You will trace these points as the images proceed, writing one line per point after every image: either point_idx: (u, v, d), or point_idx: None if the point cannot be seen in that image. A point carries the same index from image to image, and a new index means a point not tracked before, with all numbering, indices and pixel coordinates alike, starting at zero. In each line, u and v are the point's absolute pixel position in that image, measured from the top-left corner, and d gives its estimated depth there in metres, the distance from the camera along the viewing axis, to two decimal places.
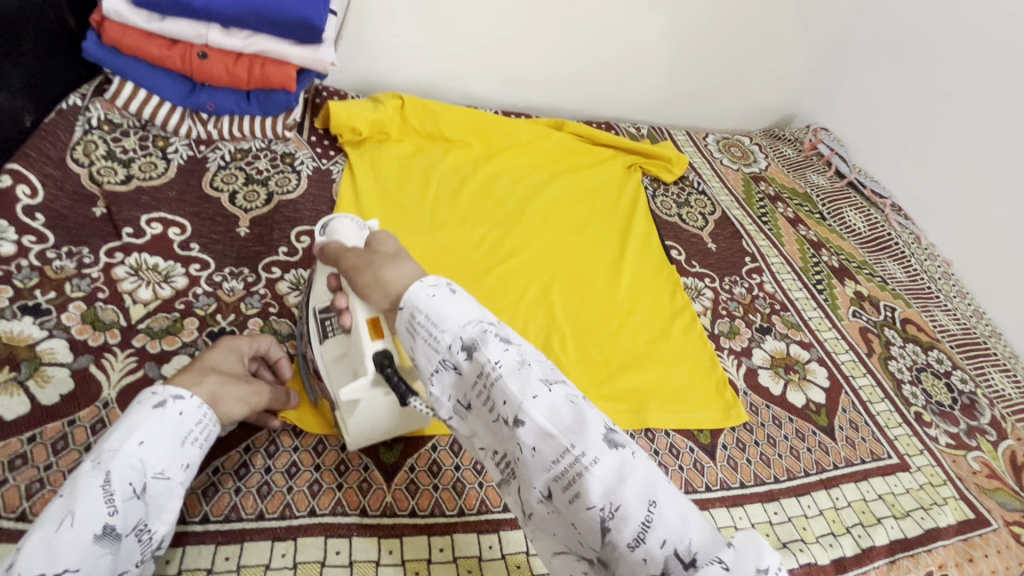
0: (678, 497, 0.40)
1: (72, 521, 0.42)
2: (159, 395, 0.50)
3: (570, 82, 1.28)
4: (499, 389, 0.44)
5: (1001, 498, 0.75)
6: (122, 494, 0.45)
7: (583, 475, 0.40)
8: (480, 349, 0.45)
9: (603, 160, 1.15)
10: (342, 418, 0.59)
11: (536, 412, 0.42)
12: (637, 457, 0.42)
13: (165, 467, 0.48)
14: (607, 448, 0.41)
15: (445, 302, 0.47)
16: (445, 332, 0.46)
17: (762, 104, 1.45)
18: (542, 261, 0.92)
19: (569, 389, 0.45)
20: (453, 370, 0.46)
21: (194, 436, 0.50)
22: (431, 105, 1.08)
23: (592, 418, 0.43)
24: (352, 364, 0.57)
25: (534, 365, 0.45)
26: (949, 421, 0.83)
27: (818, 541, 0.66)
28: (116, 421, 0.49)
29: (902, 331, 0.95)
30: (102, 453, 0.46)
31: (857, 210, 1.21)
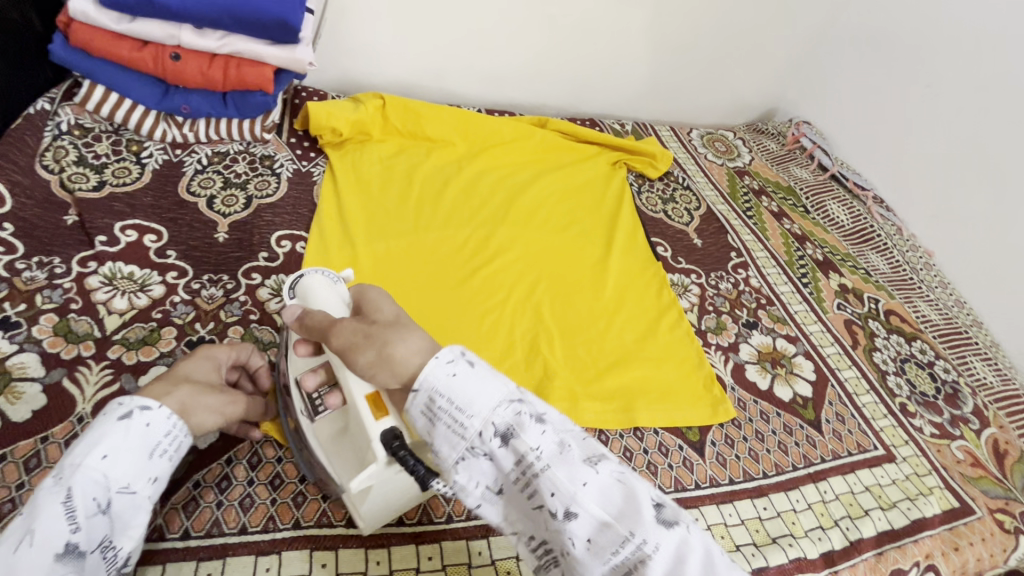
0: (731, 567, 0.42)
1: (31, 541, 0.40)
2: (125, 405, 0.47)
3: (554, 79, 1.27)
4: (545, 478, 0.42)
5: (985, 487, 0.76)
6: (83, 511, 0.43)
7: (644, 561, 0.40)
8: (517, 435, 0.43)
9: (588, 157, 1.15)
10: (350, 501, 0.54)
11: (587, 499, 0.41)
12: (689, 531, 0.42)
13: (130, 482, 0.45)
14: (663, 529, 0.41)
15: (468, 382, 0.45)
16: (474, 419, 0.43)
17: (745, 98, 1.46)
18: (529, 262, 0.91)
19: (612, 463, 0.44)
20: (486, 458, 0.44)
21: (163, 449, 0.48)
22: (413, 104, 1.06)
23: (641, 496, 0.42)
24: (357, 450, 0.52)
25: (575, 446, 0.44)
26: (933, 411, 0.84)
27: (807, 535, 0.66)
28: (81, 433, 0.46)
29: (886, 322, 0.96)
30: (64, 469, 0.43)
31: (840, 202, 1.22)
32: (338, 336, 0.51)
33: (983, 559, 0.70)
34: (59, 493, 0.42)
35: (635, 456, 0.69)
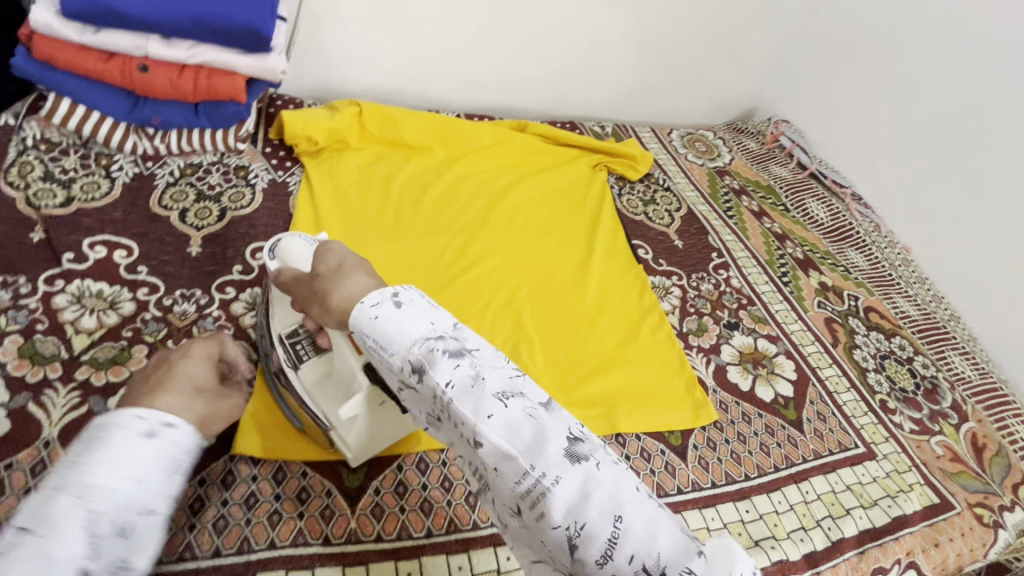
0: (650, 509, 0.36)
1: (44, 567, 0.33)
2: (146, 421, 0.42)
3: (532, 82, 1.27)
4: (454, 411, 0.40)
5: (965, 481, 0.76)
6: (102, 535, 0.36)
7: (545, 495, 0.36)
8: (428, 371, 0.41)
9: (568, 161, 1.15)
10: (338, 435, 0.59)
11: (492, 432, 0.39)
12: (605, 470, 0.37)
13: (154, 503, 0.39)
14: (569, 464, 0.37)
15: (388, 322, 0.44)
16: (393, 354, 0.43)
17: (724, 98, 1.46)
18: (508, 269, 0.91)
19: (530, 399, 0.40)
20: (410, 388, 0.44)
21: (186, 466, 0.43)
22: (390, 111, 1.06)
23: (554, 432, 0.38)
24: (342, 386, 0.57)
25: (488, 379, 0.41)
26: (913, 407, 0.84)
27: (790, 536, 0.66)
28: (83, 449, 0.39)
29: (865, 319, 0.97)
30: (82, 486, 0.37)
31: (819, 200, 1.23)
32: (302, 289, 0.54)
33: (963, 555, 0.70)
34: (81, 514, 0.36)
35: None
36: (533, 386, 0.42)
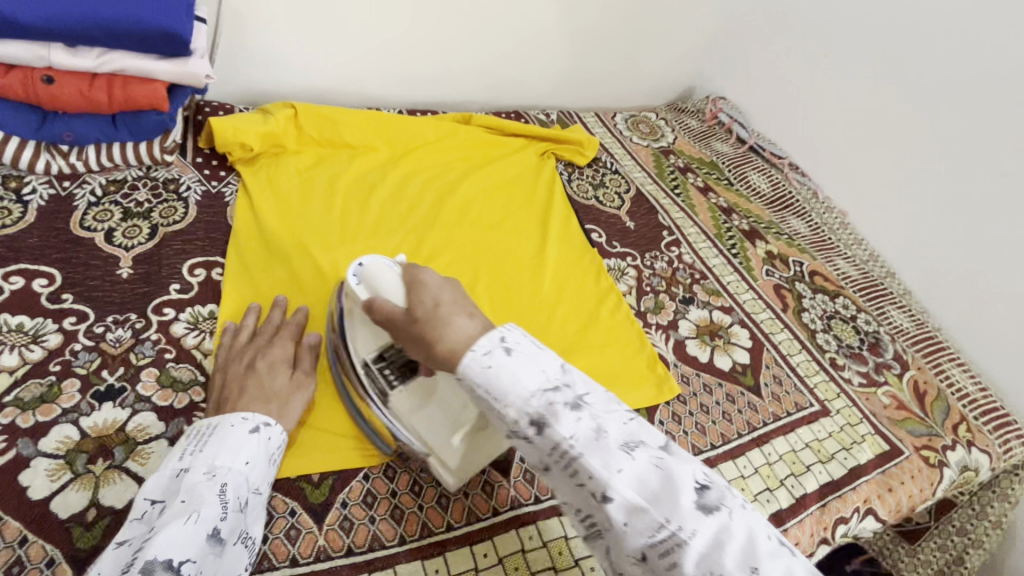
0: (781, 558, 0.41)
1: (196, 518, 0.48)
2: (252, 421, 0.58)
3: (473, 74, 1.25)
4: (580, 464, 0.44)
5: (911, 427, 0.81)
6: (232, 504, 0.51)
7: (682, 546, 0.41)
8: (551, 424, 0.45)
9: (515, 151, 1.14)
10: (442, 458, 0.62)
11: (624, 486, 0.43)
12: (735, 517, 0.43)
13: (260, 484, 0.55)
14: (703, 516, 0.42)
15: (503, 374, 0.47)
16: (510, 407, 0.46)
17: (663, 79, 1.49)
18: (464, 262, 0.90)
19: (650, 447, 0.45)
20: (525, 440, 0.47)
21: (275, 457, 0.58)
22: (327, 111, 1.02)
23: (682, 482, 0.43)
24: (446, 413, 0.62)
25: (610, 432, 0.45)
26: (859, 361, 0.88)
27: (756, 499, 0.68)
28: (203, 439, 0.55)
29: (811, 283, 1.01)
30: (213, 466, 0.52)
31: (760, 172, 1.27)
32: (402, 332, 0.57)
33: (914, 496, 0.74)
34: (215, 486, 0.51)
35: None
36: (646, 432, 0.46)
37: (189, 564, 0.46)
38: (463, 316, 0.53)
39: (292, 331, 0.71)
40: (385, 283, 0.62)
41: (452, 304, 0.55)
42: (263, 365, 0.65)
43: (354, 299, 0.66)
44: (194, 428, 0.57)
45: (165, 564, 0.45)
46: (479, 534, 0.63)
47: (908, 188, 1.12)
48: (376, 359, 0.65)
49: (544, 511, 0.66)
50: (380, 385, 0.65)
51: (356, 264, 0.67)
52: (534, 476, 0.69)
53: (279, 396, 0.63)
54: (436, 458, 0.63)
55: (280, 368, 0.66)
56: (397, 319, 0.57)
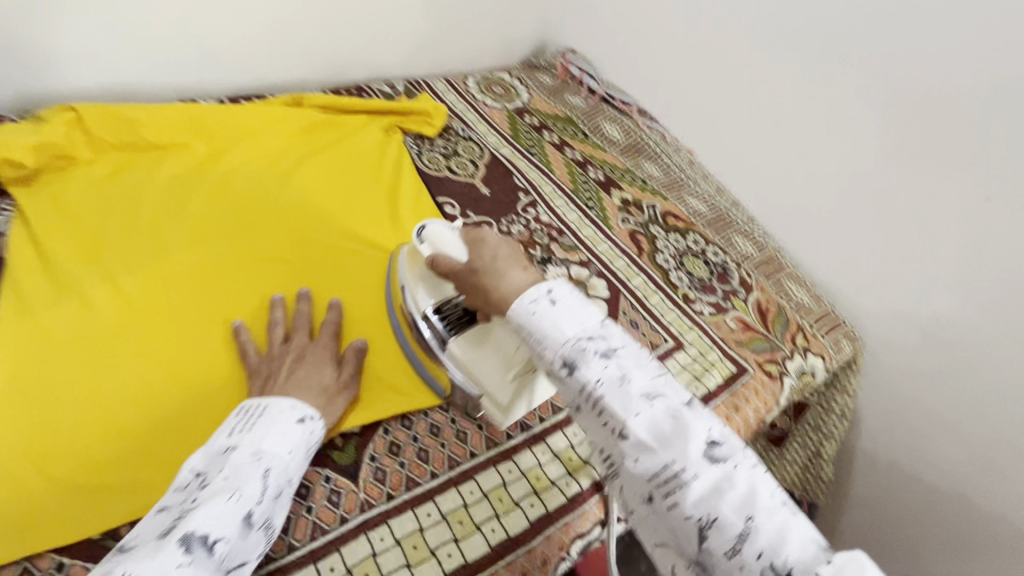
0: (779, 516, 0.41)
1: (238, 496, 0.47)
2: (299, 411, 0.59)
3: (298, 52, 1.14)
4: (601, 406, 0.45)
5: (755, 345, 0.86)
6: (270, 490, 0.51)
7: (684, 489, 0.42)
8: (579, 366, 0.46)
9: (356, 129, 1.06)
10: (493, 399, 0.66)
11: (638, 428, 0.44)
12: (744, 474, 0.42)
13: (293, 476, 0.55)
14: (707, 464, 0.42)
15: (546, 319, 0.49)
16: (548, 348, 0.48)
17: (513, 34, 1.43)
18: (302, 261, 0.83)
19: (672, 400, 0.45)
20: (555, 376, 0.48)
21: (311, 452, 0.60)
22: (120, 109, 0.88)
23: (694, 432, 0.43)
24: (498, 359, 0.65)
25: (634, 379, 0.45)
26: (709, 292, 0.93)
27: (586, 464, 0.71)
28: (251, 420, 0.56)
29: (664, 224, 1.04)
30: (260, 448, 0.53)
31: (612, 121, 1.28)
32: (461, 281, 0.61)
33: (760, 410, 0.80)
34: (261, 468, 0.51)
35: (432, 454, 0.68)
36: (672, 387, 0.46)
37: (222, 543, 0.44)
38: (518, 270, 0.56)
39: (332, 332, 0.72)
40: (447, 243, 0.68)
41: (509, 257, 0.57)
42: (312, 360, 0.67)
43: (418, 257, 0.73)
44: (243, 408, 0.58)
45: (201, 537, 0.43)
46: (324, 548, 0.59)
47: (735, 119, 1.14)
48: (436, 312, 0.71)
49: (394, 507, 0.63)
50: (438, 333, 0.70)
51: (421, 226, 0.72)
52: (386, 472, 0.65)
53: (330, 391, 0.65)
54: (487, 399, 0.67)
55: (327, 365, 0.67)
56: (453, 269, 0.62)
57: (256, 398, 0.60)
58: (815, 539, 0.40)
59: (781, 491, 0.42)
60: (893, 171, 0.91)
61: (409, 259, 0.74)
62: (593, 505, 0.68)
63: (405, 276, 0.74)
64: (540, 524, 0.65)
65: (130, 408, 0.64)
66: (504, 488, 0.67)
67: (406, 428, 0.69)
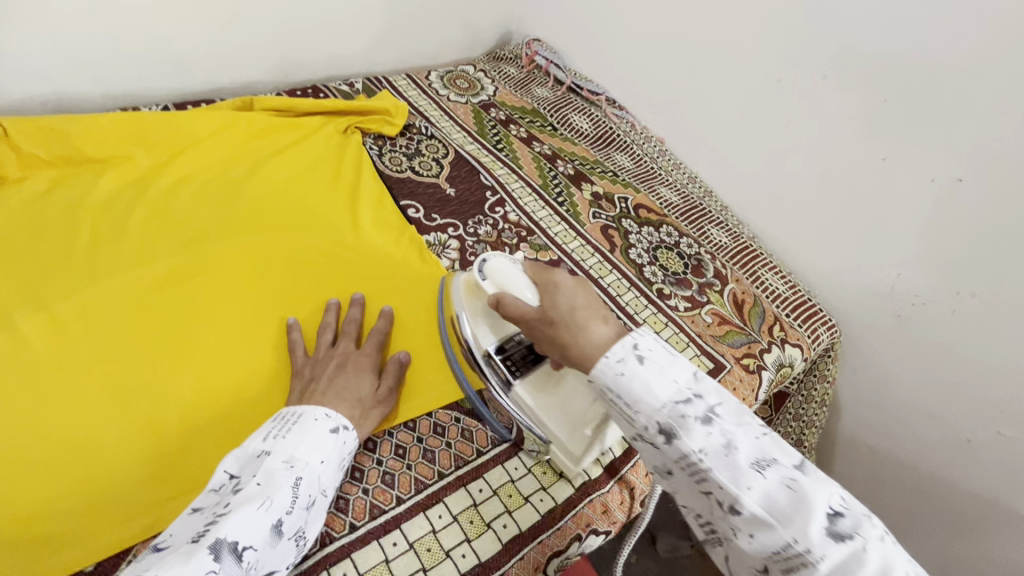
0: None
1: (269, 506, 0.47)
2: (334, 420, 0.57)
3: (247, 51, 1.08)
4: (706, 477, 0.43)
5: (732, 339, 0.84)
6: (301, 501, 0.50)
7: (810, 569, 0.39)
8: (679, 434, 0.44)
9: (311, 132, 1.01)
10: (566, 450, 0.62)
11: (751, 501, 0.41)
12: (875, 551, 0.38)
13: (327, 487, 0.53)
14: (833, 542, 0.39)
15: (638, 382, 0.46)
16: (641, 413, 0.46)
17: (477, 26, 1.38)
18: (259, 276, 0.78)
19: (784, 466, 0.42)
20: (651, 444, 0.46)
21: (344, 463, 0.57)
22: (51, 121, 0.82)
23: (813, 504, 0.40)
24: (576, 410, 0.61)
25: (741, 448, 0.43)
26: (684, 286, 0.91)
27: (562, 477, 0.65)
28: (287, 426, 0.54)
29: (636, 217, 1.01)
30: (293, 457, 0.51)
31: (581, 112, 1.24)
32: (532, 330, 0.56)
33: None
34: (291, 477, 0.50)
35: (398, 477, 0.61)
36: (780, 450, 0.43)
37: (251, 551, 0.44)
38: (599, 322, 0.52)
39: (377, 343, 0.69)
40: (511, 280, 0.60)
41: (589, 309, 0.53)
42: (354, 368, 0.64)
43: (477, 292, 0.66)
44: (280, 414, 0.57)
45: (231, 546, 0.43)
46: None
47: (703, 107, 1.11)
48: (498, 352, 0.64)
49: (357, 539, 0.56)
50: (502, 375, 0.63)
51: (481, 261, 0.65)
52: (347, 501, 0.58)
53: (369, 401, 0.62)
54: (558, 447, 0.62)
55: (367, 375, 0.64)
56: (524, 315, 0.57)
57: (294, 406, 0.58)
58: None
59: (917, 568, 0.38)
60: (865, 153, 0.89)
61: (461, 289, 0.68)
62: (572, 521, 0.62)
63: (462, 308, 0.67)
64: (515, 545, 0.59)
65: (63, 448, 0.59)
66: (475, 508, 0.60)
67: (369, 452, 0.62)
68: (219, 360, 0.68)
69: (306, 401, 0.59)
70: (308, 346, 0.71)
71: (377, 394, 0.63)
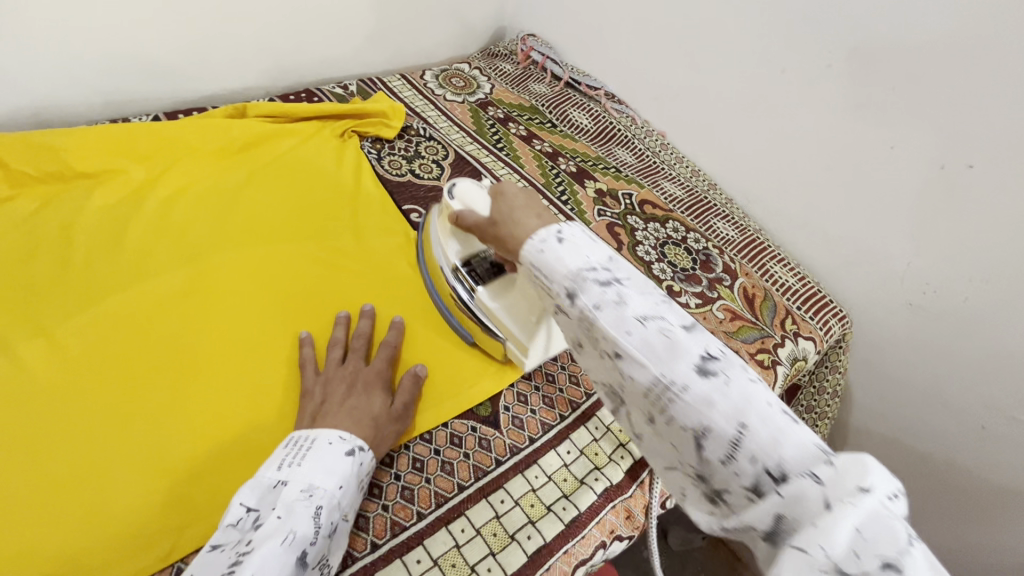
0: (784, 426, 0.36)
1: (291, 540, 0.46)
2: (348, 442, 0.55)
3: (239, 56, 1.06)
4: (597, 330, 0.43)
5: (745, 335, 0.84)
6: (324, 529, 0.49)
7: (676, 410, 0.38)
8: (577, 292, 0.44)
9: (307, 137, 0.98)
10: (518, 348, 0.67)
11: (632, 347, 0.41)
12: (744, 390, 0.37)
13: (347, 511, 0.52)
14: (700, 377, 0.38)
15: (553, 254, 0.46)
16: (551, 277, 0.46)
17: (471, 22, 1.36)
18: (260, 290, 0.76)
19: (672, 322, 0.41)
20: (559, 309, 0.46)
21: (363, 484, 0.55)
22: (39, 137, 0.80)
23: (685, 346, 0.39)
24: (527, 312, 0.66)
25: (631, 302, 0.42)
26: (693, 283, 0.90)
27: (583, 484, 0.64)
28: (301, 453, 0.53)
29: (641, 214, 1.00)
30: (311, 486, 0.50)
31: (580, 108, 1.23)
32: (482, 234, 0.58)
33: None
34: (311, 507, 0.49)
35: (417, 492, 0.60)
36: (674, 311, 0.42)
37: None
38: (533, 218, 0.52)
39: (388, 357, 0.67)
40: (473, 196, 0.66)
41: (526, 206, 0.53)
42: (365, 387, 0.63)
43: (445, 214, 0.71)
44: (292, 439, 0.55)
45: None
46: None
47: (704, 98, 1.10)
48: (464, 265, 0.70)
49: (379, 559, 0.55)
50: (468, 285, 0.69)
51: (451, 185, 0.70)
52: (367, 519, 0.57)
53: (383, 419, 0.60)
54: (511, 346, 0.68)
55: (378, 392, 0.63)
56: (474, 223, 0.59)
57: (305, 430, 0.56)
58: (815, 442, 0.35)
59: (782, 400, 0.37)
60: (871, 141, 0.88)
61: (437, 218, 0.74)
62: (596, 528, 0.62)
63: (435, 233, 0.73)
64: (540, 556, 0.58)
65: (69, 479, 0.57)
66: (497, 520, 0.59)
67: (386, 467, 0.61)
68: (224, 381, 0.66)
69: (320, 424, 0.58)
70: (319, 361, 0.70)
71: (392, 411, 0.62)
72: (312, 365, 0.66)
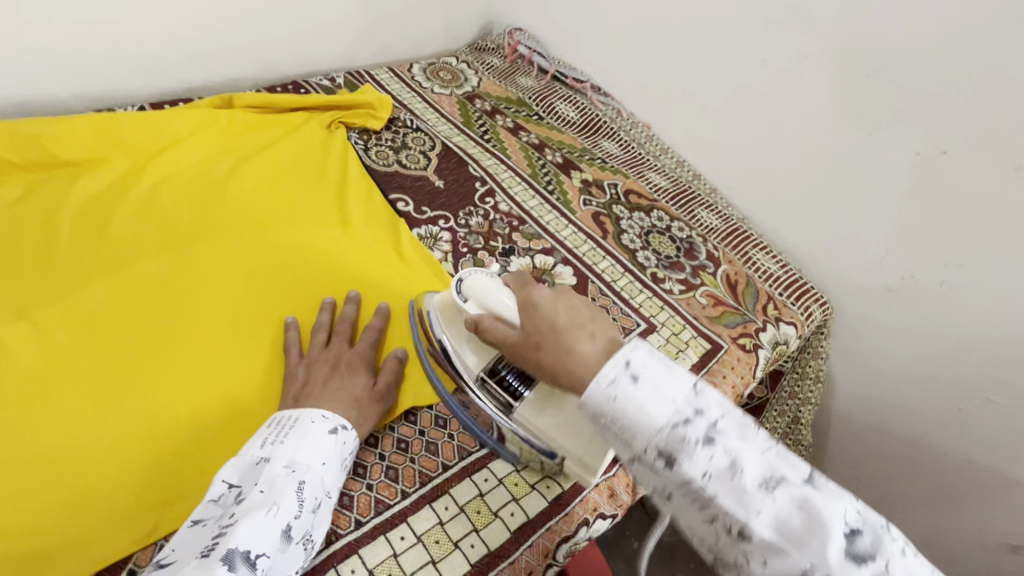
0: None
1: (276, 511, 0.46)
2: (331, 420, 0.56)
3: (226, 48, 1.06)
4: (715, 504, 0.42)
5: (727, 320, 0.85)
6: (309, 504, 0.49)
7: None
8: (682, 460, 0.43)
9: (294, 128, 0.98)
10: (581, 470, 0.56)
11: (762, 527, 0.41)
12: (894, 565, 0.39)
13: (331, 489, 0.52)
14: (851, 564, 0.39)
15: (637, 404, 0.44)
16: (641, 438, 0.44)
17: (458, 15, 1.36)
18: (245, 276, 0.76)
19: (793, 482, 0.42)
20: (650, 468, 0.45)
21: (346, 464, 0.56)
22: (22, 125, 0.80)
23: (828, 523, 0.40)
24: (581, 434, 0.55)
25: (747, 469, 0.42)
26: (677, 270, 0.91)
27: None
28: (284, 431, 0.53)
29: (626, 204, 1.01)
30: (294, 461, 0.50)
31: (566, 100, 1.24)
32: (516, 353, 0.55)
33: (737, 385, 0.79)
34: (294, 482, 0.49)
35: (402, 472, 0.60)
36: (788, 463, 0.43)
37: (264, 557, 0.43)
38: (586, 339, 0.50)
39: (371, 341, 0.68)
40: (490, 293, 0.58)
41: (570, 322, 0.52)
42: (347, 368, 0.63)
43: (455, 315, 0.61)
44: (275, 419, 0.55)
45: (243, 554, 0.42)
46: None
47: (689, 90, 1.11)
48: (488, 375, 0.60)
49: (363, 536, 0.55)
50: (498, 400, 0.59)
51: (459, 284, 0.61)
52: (351, 497, 0.57)
53: (364, 399, 0.61)
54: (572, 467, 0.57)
55: (361, 374, 0.63)
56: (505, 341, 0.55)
57: (288, 410, 0.57)
58: None
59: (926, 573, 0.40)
60: (850, 130, 0.90)
61: (440, 311, 0.63)
62: (579, 506, 0.62)
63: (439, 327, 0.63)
64: (524, 532, 0.59)
65: (52, 460, 0.57)
66: (481, 498, 0.60)
67: (371, 448, 0.62)
68: (209, 365, 0.66)
69: (303, 404, 0.58)
70: (303, 345, 0.70)
71: (373, 391, 0.62)
72: (297, 350, 0.66)
